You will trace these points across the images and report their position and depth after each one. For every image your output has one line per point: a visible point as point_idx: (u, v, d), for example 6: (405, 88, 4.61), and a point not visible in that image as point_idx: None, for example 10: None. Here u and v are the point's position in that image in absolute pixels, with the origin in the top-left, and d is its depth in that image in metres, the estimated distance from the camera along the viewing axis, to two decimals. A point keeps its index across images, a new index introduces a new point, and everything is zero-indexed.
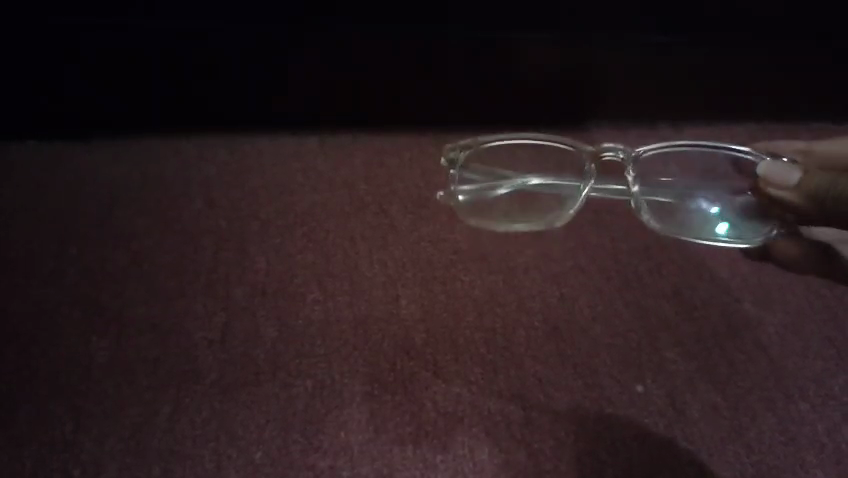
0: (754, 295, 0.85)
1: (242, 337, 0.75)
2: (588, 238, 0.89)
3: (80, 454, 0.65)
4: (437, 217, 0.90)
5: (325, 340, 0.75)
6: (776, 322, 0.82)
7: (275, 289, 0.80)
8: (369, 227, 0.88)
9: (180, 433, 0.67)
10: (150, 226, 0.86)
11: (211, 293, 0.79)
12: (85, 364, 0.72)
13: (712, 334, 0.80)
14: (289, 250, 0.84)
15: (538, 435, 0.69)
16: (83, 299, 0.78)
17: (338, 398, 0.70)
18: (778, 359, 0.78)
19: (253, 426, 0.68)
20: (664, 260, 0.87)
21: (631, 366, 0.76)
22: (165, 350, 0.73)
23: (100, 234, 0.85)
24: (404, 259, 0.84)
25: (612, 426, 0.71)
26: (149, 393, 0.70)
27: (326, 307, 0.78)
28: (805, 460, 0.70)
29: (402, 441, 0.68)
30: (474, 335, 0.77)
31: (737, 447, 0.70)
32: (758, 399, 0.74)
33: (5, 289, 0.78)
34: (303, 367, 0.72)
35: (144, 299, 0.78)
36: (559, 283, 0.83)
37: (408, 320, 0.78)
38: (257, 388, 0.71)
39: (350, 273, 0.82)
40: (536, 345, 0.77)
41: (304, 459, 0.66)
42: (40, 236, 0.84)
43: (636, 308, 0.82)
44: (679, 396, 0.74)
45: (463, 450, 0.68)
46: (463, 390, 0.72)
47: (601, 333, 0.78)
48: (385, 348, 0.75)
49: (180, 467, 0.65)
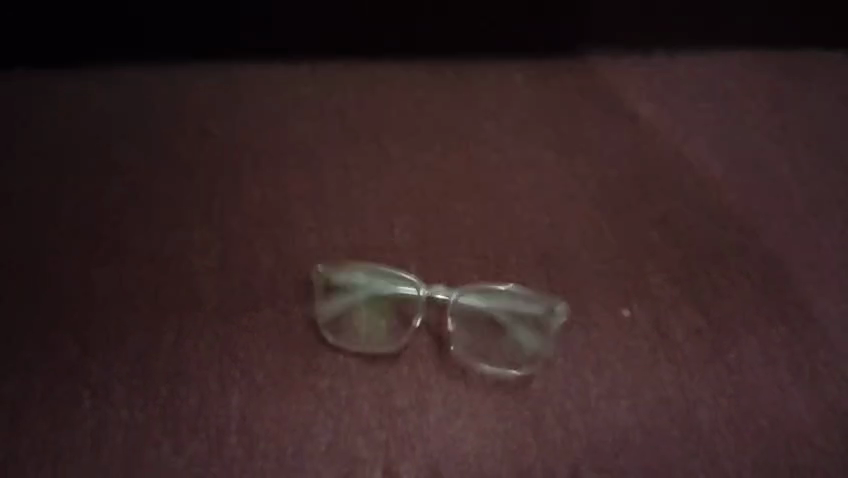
0: (736, 221, 0.87)
1: (240, 265, 0.76)
2: (579, 169, 0.91)
3: (89, 378, 0.67)
4: (429, 148, 0.91)
5: (323, 266, 0.77)
6: (761, 247, 0.85)
7: (271, 218, 0.81)
8: (363, 157, 0.89)
9: (184, 356, 0.69)
10: (145, 157, 0.86)
11: (209, 223, 0.80)
12: (87, 293, 0.73)
13: (698, 260, 0.83)
14: (284, 180, 0.85)
15: (529, 358, 0.72)
16: (81, 231, 0.79)
17: (337, 323, 0.73)
18: (761, 284, 0.81)
19: (254, 350, 0.70)
20: (650, 189, 0.89)
21: (619, 292, 0.79)
22: (166, 278, 0.75)
23: (94, 168, 0.85)
24: (398, 189, 0.86)
25: (599, 349, 0.74)
26: (153, 319, 0.71)
27: (321, 237, 0.80)
28: (782, 378, 0.74)
29: (398, 364, 0.71)
30: (465, 262, 0.80)
31: (718, 367, 0.74)
32: (740, 321, 0.78)
33: (4, 222, 0.79)
34: (302, 294, 0.75)
35: (143, 230, 0.79)
36: (550, 213, 0.86)
37: (402, 248, 0.80)
38: (257, 314, 0.73)
39: (344, 203, 0.83)
40: (526, 273, 0.79)
41: (303, 380, 0.69)
42: (35, 170, 0.84)
43: (625, 236, 0.84)
44: (663, 321, 0.77)
45: (456, 370, 0.71)
46: (456, 314, 0.75)
47: (590, 260, 0.81)
48: (380, 274, 0.77)
49: (185, 387, 0.67)
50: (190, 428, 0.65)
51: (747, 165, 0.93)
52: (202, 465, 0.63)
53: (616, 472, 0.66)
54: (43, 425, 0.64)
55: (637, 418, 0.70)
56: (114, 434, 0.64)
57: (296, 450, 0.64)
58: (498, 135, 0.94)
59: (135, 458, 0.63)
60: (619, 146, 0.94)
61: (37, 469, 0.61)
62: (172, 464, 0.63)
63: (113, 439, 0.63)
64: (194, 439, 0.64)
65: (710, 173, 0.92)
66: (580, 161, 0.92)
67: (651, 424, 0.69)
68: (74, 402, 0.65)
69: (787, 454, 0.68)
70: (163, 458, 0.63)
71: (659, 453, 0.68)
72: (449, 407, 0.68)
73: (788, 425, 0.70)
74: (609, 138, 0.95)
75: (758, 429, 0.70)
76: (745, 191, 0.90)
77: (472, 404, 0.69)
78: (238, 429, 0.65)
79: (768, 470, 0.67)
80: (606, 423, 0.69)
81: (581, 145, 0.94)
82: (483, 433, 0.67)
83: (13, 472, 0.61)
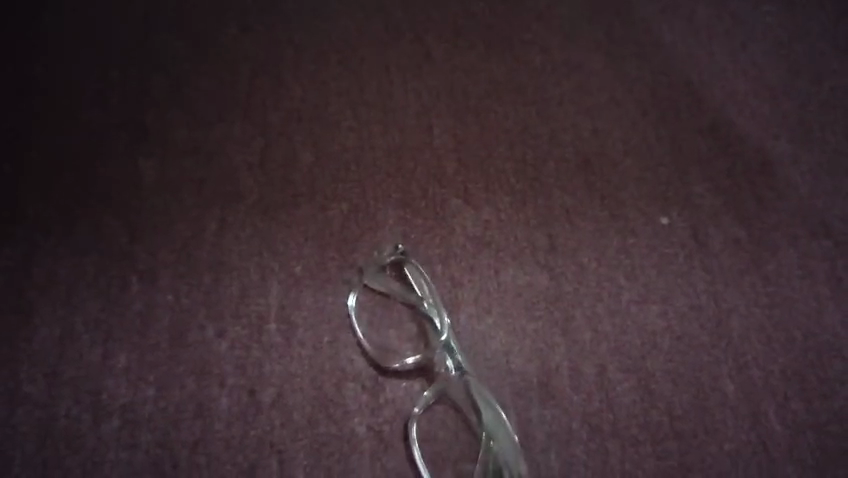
0: (792, 134, 0.84)
1: (280, 161, 0.77)
2: (627, 73, 0.88)
3: (137, 263, 0.70)
4: (473, 48, 0.89)
5: (361, 165, 0.78)
6: (812, 160, 0.82)
7: (311, 116, 0.81)
8: (404, 56, 0.87)
9: (226, 247, 0.71)
10: (187, 50, 0.86)
11: (250, 118, 0.81)
12: (134, 183, 0.75)
13: (743, 172, 0.81)
14: (324, 77, 0.85)
15: (561, 261, 0.73)
16: (127, 121, 0.80)
17: (372, 221, 0.74)
18: (808, 198, 0.79)
19: (292, 244, 0.72)
20: (702, 97, 0.87)
21: (658, 200, 0.78)
22: (208, 171, 0.76)
23: (138, 57, 0.85)
24: (439, 89, 0.85)
25: (634, 255, 0.74)
26: (196, 210, 0.73)
27: (360, 135, 0.80)
28: (819, 292, 0.73)
29: (432, 262, 0.72)
30: (504, 165, 0.79)
31: (754, 278, 0.74)
32: (781, 234, 0.77)
33: (53, 108, 0.80)
34: (340, 192, 0.76)
35: (186, 123, 0.80)
36: (593, 117, 0.84)
37: (440, 150, 0.80)
38: (296, 209, 0.74)
39: (385, 102, 0.83)
40: (565, 177, 0.79)
41: (340, 275, 0.71)
42: (81, 57, 0.84)
43: (670, 143, 0.82)
44: (702, 229, 0.76)
45: (489, 271, 0.72)
46: (492, 217, 0.75)
47: (632, 166, 0.80)
48: (417, 174, 0.78)
49: (228, 277, 0.70)
50: (231, 315, 0.68)
51: (804, 75, 0.90)
52: (242, 349, 0.66)
53: (642, 374, 0.67)
54: (95, 305, 0.68)
55: (666, 323, 0.70)
56: (161, 317, 0.67)
57: (332, 339, 0.67)
58: (545, 36, 0.91)
59: (181, 339, 0.66)
60: (671, 50, 0.91)
61: (92, 345, 0.66)
62: (215, 346, 0.66)
63: (160, 321, 0.67)
64: (235, 325, 0.67)
65: (768, 84, 0.89)
66: (629, 65, 0.89)
67: (681, 330, 0.70)
68: (123, 285, 0.69)
69: (817, 366, 0.69)
70: (206, 341, 0.66)
71: (686, 358, 0.68)
72: (480, 305, 0.70)
73: (821, 338, 0.70)
74: (661, 42, 0.91)
75: (789, 340, 0.70)
76: (800, 102, 0.87)
77: (503, 303, 0.70)
78: (276, 317, 0.68)
79: (795, 380, 0.68)
80: (635, 327, 0.70)
81: (631, 49, 0.90)
82: (512, 331, 0.68)
83: (69, 347, 0.65)
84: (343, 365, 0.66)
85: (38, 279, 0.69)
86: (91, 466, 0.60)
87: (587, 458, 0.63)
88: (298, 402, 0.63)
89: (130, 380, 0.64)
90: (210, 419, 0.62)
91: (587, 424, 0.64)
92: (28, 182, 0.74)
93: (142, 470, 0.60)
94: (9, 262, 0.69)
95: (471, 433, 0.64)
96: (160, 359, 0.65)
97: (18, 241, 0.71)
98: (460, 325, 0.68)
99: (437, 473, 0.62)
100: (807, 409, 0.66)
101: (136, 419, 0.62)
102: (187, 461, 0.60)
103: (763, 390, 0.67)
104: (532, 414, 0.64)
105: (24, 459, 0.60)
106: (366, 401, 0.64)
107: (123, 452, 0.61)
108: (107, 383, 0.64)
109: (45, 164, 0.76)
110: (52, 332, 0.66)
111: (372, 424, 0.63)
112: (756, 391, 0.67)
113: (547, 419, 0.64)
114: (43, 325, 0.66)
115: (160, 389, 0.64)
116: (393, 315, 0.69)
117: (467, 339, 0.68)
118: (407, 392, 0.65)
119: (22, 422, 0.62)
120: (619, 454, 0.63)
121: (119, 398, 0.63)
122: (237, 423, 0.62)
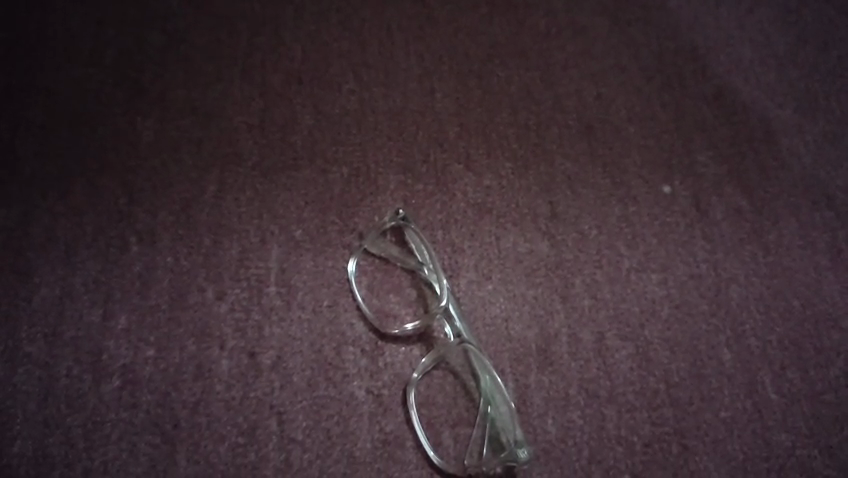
0: (798, 103, 0.84)
1: (279, 123, 0.76)
2: (633, 38, 0.87)
3: (136, 224, 0.70)
4: (477, 9, 0.87)
5: (362, 129, 0.77)
6: (816, 130, 0.82)
7: (311, 77, 0.80)
8: (407, 17, 0.86)
9: (226, 210, 0.71)
10: (185, 8, 0.84)
11: (249, 79, 0.79)
12: (132, 143, 0.74)
13: (747, 141, 0.80)
14: (326, 38, 0.83)
15: (562, 228, 0.73)
16: (124, 80, 0.78)
17: (372, 186, 0.73)
18: (811, 168, 0.79)
19: (293, 207, 0.71)
20: (708, 64, 0.86)
21: (661, 168, 0.77)
22: (208, 133, 0.75)
23: (135, 15, 0.83)
24: (442, 52, 0.83)
25: (635, 223, 0.74)
26: (195, 172, 0.73)
27: (361, 98, 0.79)
28: (820, 262, 0.73)
29: (432, 228, 0.71)
30: (507, 131, 0.78)
31: (755, 247, 0.73)
32: (784, 204, 0.76)
33: (48, 65, 0.79)
34: (341, 155, 0.75)
35: (184, 83, 0.79)
36: (598, 83, 0.83)
37: (442, 114, 0.79)
38: (295, 172, 0.73)
39: (386, 64, 0.82)
40: (568, 144, 0.78)
41: (340, 239, 0.70)
42: (77, 13, 0.83)
43: (674, 110, 0.82)
44: (704, 198, 0.76)
45: (490, 238, 0.71)
46: (493, 183, 0.75)
47: (636, 134, 0.79)
48: (419, 139, 0.77)
49: (228, 240, 0.69)
50: (231, 277, 0.67)
51: (811, 42, 0.89)
52: (242, 311, 0.66)
53: (640, 341, 0.68)
54: (95, 265, 0.67)
55: (666, 292, 0.70)
56: (161, 278, 0.67)
57: (332, 303, 0.67)
58: None
59: (181, 301, 0.66)
60: (678, 16, 0.89)
61: (92, 305, 0.66)
62: (215, 309, 0.66)
63: (160, 283, 0.67)
64: (235, 288, 0.67)
65: (775, 51, 0.88)
66: (635, 30, 0.87)
67: (680, 299, 0.70)
68: (123, 247, 0.68)
69: (814, 335, 0.69)
70: (206, 303, 0.66)
71: (685, 326, 0.69)
72: (480, 271, 0.69)
73: (819, 308, 0.71)
74: (668, 6, 0.90)
75: (789, 309, 0.70)
76: (806, 70, 0.87)
77: (503, 270, 0.70)
78: (276, 280, 0.68)
79: (792, 349, 0.68)
80: (635, 295, 0.70)
81: (638, 13, 0.89)
82: (512, 298, 0.68)
83: (70, 307, 0.65)
84: (343, 330, 0.66)
85: (36, 239, 0.68)
86: (92, 425, 0.60)
87: (584, 423, 0.63)
88: (297, 366, 0.64)
89: (130, 341, 0.64)
90: (210, 381, 0.63)
91: (585, 390, 0.65)
92: (25, 140, 0.73)
93: (143, 430, 0.61)
94: (6, 221, 0.69)
95: (469, 399, 0.64)
96: (160, 320, 0.65)
97: (15, 200, 0.70)
98: (459, 291, 0.68)
99: (435, 436, 0.62)
100: (803, 379, 0.67)
101: (137, 380, 0.62)
102: (188, 421, 0.61)
103: (760, 359, 0.68)
104: (530, 379, 0.65)
105: (26, 417, 0.60)
106: (366, 365, 0.64)
107: (125, 412, 0.61)
108: (107, 344, 0.64)
109: (41, 122, 0.75)
110: (52, 292, 0.66)
111: (372, 388, 0.63)
112: (754, 360, 0.68)
113: (545, 385, 0.65)
114: (43, 284, 0.66)
115: (161, 350, 0.64)
116: (393, 280, 0.69)
117: (466, 305, 0.68)
118: (406, 357, 0.65)
119: (23, 381, 0.62)
120: (616, 420, 0.64)
121: (120, 359, 0.63)
122: (237, 385, 0.63)
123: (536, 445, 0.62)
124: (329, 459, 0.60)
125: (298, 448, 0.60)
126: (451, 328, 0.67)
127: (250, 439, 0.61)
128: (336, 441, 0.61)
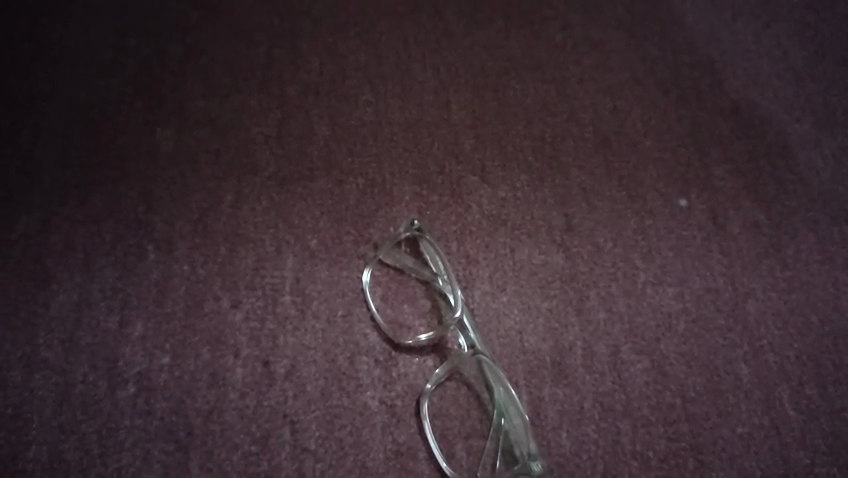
0: (815, 117, 0.83)
1: (296, 134, 0.77)
2: (648, 51, 0.87)
3: (153, 233, 0.70)
4: (493, 22, 0.88)
5: (377, 140, 0.77)
6: (833, 144, 0.81)
7: (327, 89, 0.81)
8: (422, 30, 0.86)
9: (242, 219, 0.71)
10: (205, 20, 0.85)
11: (266, 90, 0.80)
12: (151, 152, 0.75)
13: (764, 155, 0.80)
14: (343, 50, 0.84)
15: (577, 241, 0.72)
16: (144, 90, 0.79)
17: (387, 196, 0.74)
18: (829, 182, 0.78)
19: (308, 217, 0.72)
20: (725, 78, 0.85)
21: (677, 181, 0.77)
22: (225, 143, 0.76)
23: (155, 25, 0.84)
24: (458, 64, 0.84)
25: (650, 236, 0.73)
26: (212, 182, 0.73)
27: (377, 109, 0.79)
28: (838, 278, 0.72)
29: (446, 239, 0.71)
30: (522, 143, 0.78)
31: (773, 262, 0.73)
32: (801, 219, 0.76)
33: (70, 76, 0.80)
34: (356, 166, 0.75)
35: (202, 94, 0.79)
36: (613, 95, 0.83)
37: (458, 126, 0.79)
38: (311, 183, 0.74)
39: (402, 76, 0.82)
40: (583, 156, 0.78)
41: (355, 249, 0.70)
42: (99, 25, 0.84)
43: (691, 124, 0.81)
44: (720, 212, 0.76)
45: (504, 249, 0.71)
46: (508, 195, 0.75)
47: (652, 147, 0.79)
48: (434, 150, 0.77)
49: (243, 249, 0.70)
50: (246, 286, 0.68)
51: (830, 57, 0.89)
52: (257, 320, 0.66)
53: (656, 355, 0.67)
54: (112, 273, 0.68)
55: (682, 305, 0.70)
56: (177, 286, 0.68)
57: (346, 313, 0.67)
58: (565, 12, 0.90)
59: (196, 309, 0.66)
60: (694, 30, 0.89)
61: (108, 312, 0.66)
62: (229, 317, 0.66)
63: (176, 291, 0.67)
64: (250, 296, 0.67)
65: (792, 65, 0.88)
66: (651, 44, 0.87)
67: (696, 312, 0.69)
68: (140, 254, 0.69)
69: (833, 352, 0.68)
70: (221, 311, 0.66)
71: (700, 340, 0.68)
72: (494, 282, 0.69)
73: (838, 323, 0.70)
74: (685, 21, 0.90)
75: (806, 325, 0.70)
76: (824, 84, 0.86)
77: (517, 282, 0.70)
78: (291, 289, 0.68)
79: (810, 365, 0.68)
80: (649, 308, 0.69)
81: (653, 27, 0.89)
82: (526, 310, 0.68)
83: (87, 314, 0.66)
84: (357, 340, 0.66)
85: (55, 246, 0.69)
86: (107, 431, 0.61)
87: (598, 437, 0.63)
88: (311, 375, 0.64)
89: (146, 348, 0.65)
90: (224, 389, 0.63)
91: (599, 403, 0.64)
92: (46, 149, 0.74)
93: (157, 437, 0.61)
94: (26, 228, 0.70)
95: (483, 411, 0.64)
96: (176, 328, 0.66)
97: (35, 207, 0.71)
98: (473, 302, 0.68)
99: (448, 448, 0.62)
100: (822, 395, 0.66)
101: (151, 387, 0.63)
102: (201, 429, 0.61)
103: (777, 375, 0.67)
104: (544, 392, 0.64)
105: (42, 422, 0.61)
106: (379, 375, 0.64)
107: (139, 419, 0.61)
108: (123, 351, 0.64)
109: (63, 131, 0.76)
110: (70, 298, 0.67)
111: (385, 398, 0.63)
112: (771, 376, 0.67)
113: (559, 398, 0.64)
114: (60, 291, 0.67)
115: (176, 357, 0.64)
116: (407, 291, 0.69)
117: (480, 316, 0.68)
118: (420, 367, 0.65)
119: (39, 387, 0.62)
120: (631, 434, 0.63)
121: (135, 366, 0.64)
122: (250, 393, 0.63)
123: (549, 459, 0.61)
124: (341, 469, 0.60)
125: (310, 457, 0.60)
126: (464, 339, 0.66)
127: (263, 448, 0.61)
128: (348, 451, 0.61)
